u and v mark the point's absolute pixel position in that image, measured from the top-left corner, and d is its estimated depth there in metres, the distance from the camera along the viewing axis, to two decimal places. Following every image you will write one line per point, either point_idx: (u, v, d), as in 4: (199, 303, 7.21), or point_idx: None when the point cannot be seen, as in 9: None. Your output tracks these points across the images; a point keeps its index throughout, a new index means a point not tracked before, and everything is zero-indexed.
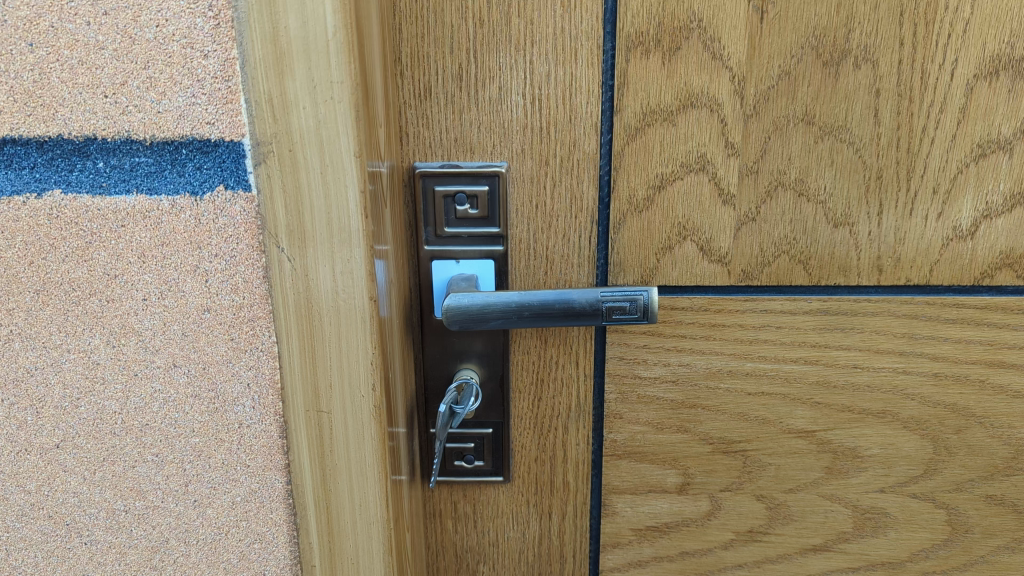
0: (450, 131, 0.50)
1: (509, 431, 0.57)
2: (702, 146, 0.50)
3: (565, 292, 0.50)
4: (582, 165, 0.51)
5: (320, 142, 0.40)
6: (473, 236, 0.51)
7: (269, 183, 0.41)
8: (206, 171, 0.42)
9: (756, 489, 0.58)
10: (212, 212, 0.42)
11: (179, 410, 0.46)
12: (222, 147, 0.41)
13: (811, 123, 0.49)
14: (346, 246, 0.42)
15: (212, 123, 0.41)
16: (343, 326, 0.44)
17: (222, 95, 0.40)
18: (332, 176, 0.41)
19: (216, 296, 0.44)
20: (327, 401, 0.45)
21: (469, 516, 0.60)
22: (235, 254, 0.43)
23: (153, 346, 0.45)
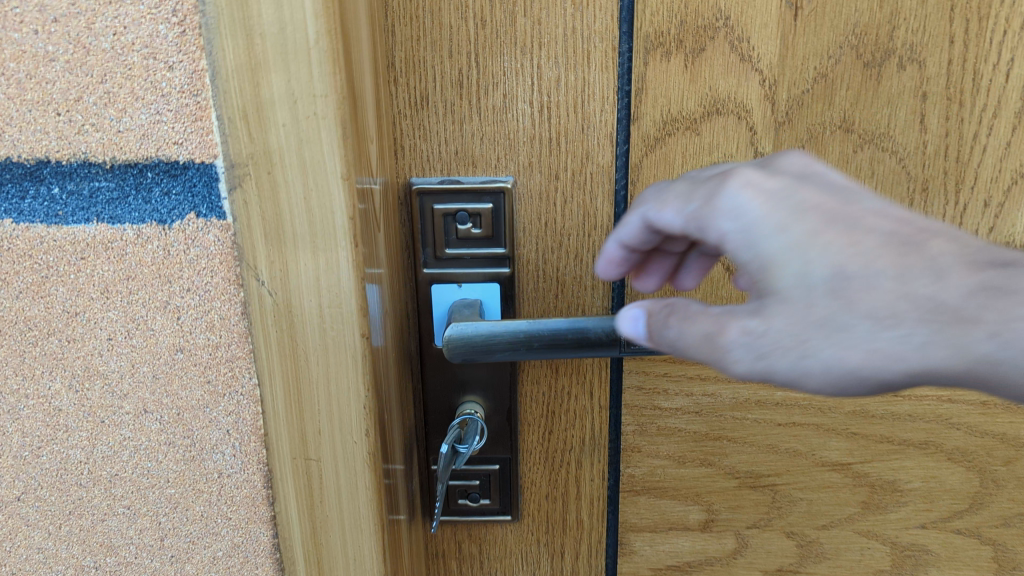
0: (450, 143, 0.45)
1: (518, 467, 0.52)
2: (729, 157, 0.45)
3: (580, 322, 0.44)
4: (595, 179, 0.46)
5: (303, 164, 0.35)
6: (476, 258, 0.46)
7: (246, 210, 0.36)
8: (176, 197, 0.37)
9: (786, 525, 0.54)
10: (183, 243, 0.38)
11: (152, 459, 0.42)
12: (192, 170, 0.36)
13: (849, 130, 0.44)
14: (334, 278, 0.37)
15: (181, 143, 0.36)
16: (332, 366, 0.38)
17: (190, 112, 0.35)
18: (316, 202, 0.35)
19: (190, 334, 0.39)
20: (315, 447, 0.40)
21: (475, 556, 0.55)
22: (210, 289, 0.38)
23: (121, 390, 0.40)
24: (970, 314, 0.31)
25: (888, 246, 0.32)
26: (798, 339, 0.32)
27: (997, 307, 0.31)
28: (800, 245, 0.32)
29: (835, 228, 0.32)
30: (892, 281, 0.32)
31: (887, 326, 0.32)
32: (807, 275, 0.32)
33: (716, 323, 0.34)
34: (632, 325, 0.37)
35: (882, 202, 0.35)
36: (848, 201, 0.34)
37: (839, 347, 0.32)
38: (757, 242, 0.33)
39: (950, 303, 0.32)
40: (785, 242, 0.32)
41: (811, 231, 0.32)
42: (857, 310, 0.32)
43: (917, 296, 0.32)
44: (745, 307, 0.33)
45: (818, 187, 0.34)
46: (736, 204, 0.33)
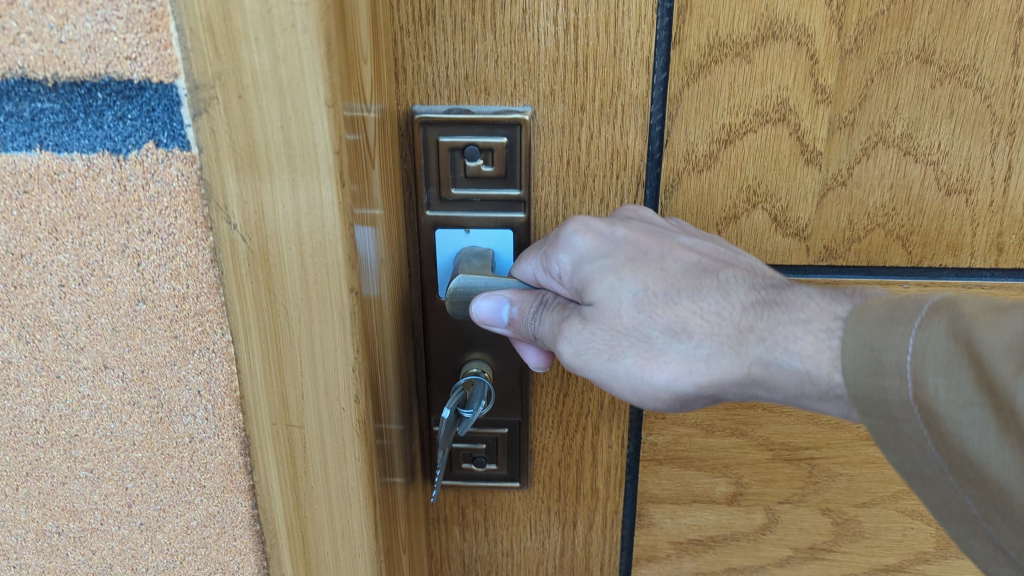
0: (460, 65, 0.39)
1: (529, 430, 0.47)
2: (784, 90, 0.39)
3: (529, 266, 0.38)
4: (627, 112, 0.39)
5: (279, 85, 0.28)
6: (487, 200, 0.41)
7: (214, 140, 0.30)
8: (132, 122, 0.31)
9: (822, 501, 0.49)
10: (141, 178, 0.32)
11: (115, 420, 0.37)
12: (149, 91, 0.30)
13: (928, 61, 0.38)
14: (316, 223, 0.30)
15: (134, 58, 0.30)
16: (316, 322, 0.32)
17: (144, 20, 0.29)
18: (296, 132, 0.29)
19: (153, 284, 0.34)
20: (298, 413, 0.35)
21: (480, 522, 0.51)
22: (174, 233, 0.33)
23: (77, 343, 0.36)
24: (750, 326, 0.33)
25: (691, 275, 0.34)
26: (608, 344, 0.34)
27: (766, 318, 0.33)
28: (619, 268, 0.35)
29: (648, 256, 0.35)
30: (690, 300, 0.34)
31: (681, 340, 0.34)
32: (618, 293, 0.34)
33: (560, 320, 0.36)
34: (494, 312, 0.38)
35: (699, 241, 0.37)
36: (664, 237, 0.36)
37: (642, 360, 0.34)
38: (583, 268, 0.35)
39: (733, 319, 0.33)
40: (600, 269, 0.35)
41: (624, 262, 0.35)
42: (657, 324, 0.34)
43: (710, 317, 0.33)
44: (579, 311, 0.35)
45: (642, 224, 0.36)
46: (570, 239, 0.36)
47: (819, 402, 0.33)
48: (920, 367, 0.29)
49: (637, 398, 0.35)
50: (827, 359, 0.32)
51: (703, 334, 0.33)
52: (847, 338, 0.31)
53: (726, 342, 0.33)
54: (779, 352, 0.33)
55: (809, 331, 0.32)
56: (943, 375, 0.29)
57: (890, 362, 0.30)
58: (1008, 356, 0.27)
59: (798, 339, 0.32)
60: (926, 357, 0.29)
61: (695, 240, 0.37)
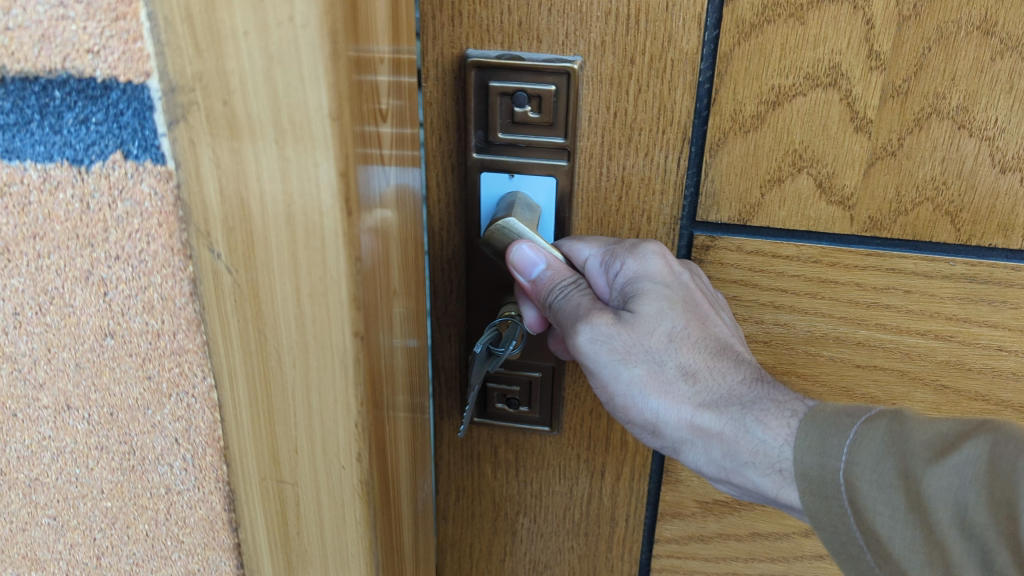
0: (515, 12, 0.40)
1: (563, 378, 0.48)
2: (837, 54, 0.38)
3: (592, 266, 0.41)
4: (677, 67, 0.40)
5: (274, 87, 0.27)
6: (533, 146, 0.42)
7: (192, 152, 0.29)
8: (97, 129, 0.31)
9: None
10: (107, 194, 0.32)
11: (81, 465, 0.38)
12: (115, 91, 0.29)
13: (989, 33, 0.37)
14: (317, 248, 0.29)
15: (95, 52, 0.29)
16: (313, 348, 0.31)
17: (109, 6, 0.28)
18: (291, 143, 0.28)
19: (122, 316, 0.34)
20: (287, 438, 0.34)
21: (511, 463, 0.53)
22: (145, 260, 0.32)
23: (35, 379, 0.36)
24: (745, 398, 0.38)
25: (720, 344, 0.39)
26: (626, 349, 0.38)
27: (762, 393, 0.38)
28: (672, 298, 0.39)
29: (700, 302, 0.39)
30: (709, 354, 0.38)
31: (688, 382, 0.38)
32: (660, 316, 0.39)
33: (590, 308, 0.39)
34: (529, 266, 0.40)
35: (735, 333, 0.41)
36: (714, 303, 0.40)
37: (645, 372, 0.38)
38: (641, 282, 0.39)
39: (735, 387, 0.38)
40: (658, 288, 0.39)
41: (680, 296, 0.39)
42: (676, 359, 0.38)
43: (719, 376, 0.38)
44: (614, 312, 0.39)
45: (701, 281, 0.41)
46: (645, 258, 0.40)
47: (761, 475, 0.37)
48: (857, 450, 0.35)
49: (619, 404, 0.40)
50: (784, 433, 0.37)
51: (704, 385, 0.38)
52: (816, 414, 0.36)
53: (717, 401, 0.38)
54: (751, 420, 0.37)
55: (780, 410, 0.37)
56: (873, 460, 0.34)
57: (833, 443, 0.35)
58: (925, 450, 0.34)
59: (771, 416, 0.37)
60: (861, 446, 0.35)
61: (732, 329, 0.41)
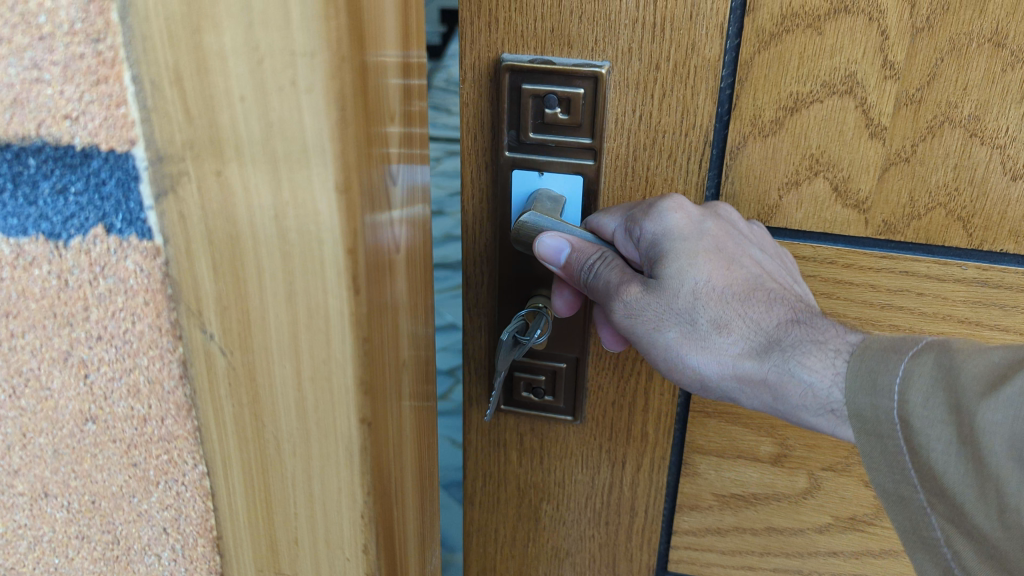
0: (547, 19, 0.42)
1: (587, 369, 0.51)
2: (853, 63, 0.40)
3: (619, 240, 0.43)
4: (700, 74, 0.42)
5: (273, 161, 0.26)
6: (561, 146, 0.44)
7: (182, 226, 0.28)
8: (76, 200, 0.28)
9: (865, 473, 0.51)
10: (88, 270, 0.29)
11: (61, 554, 0.35)
12: (96, 159, 0.27)
13: (1000, 45, 0.39)
14: (317, 316, 0.28)
15: (76, 118, 0.27)
16: (317, 413, 0.29)
17: (88, 68, 0.26)
18: (293, 218, 0.26)
19: (105, 400, 0.31)
20: (285, 516, 0.32)
21: (536, 451, 0.55)
22: (130, 341, 0.30)
23: (11, 466, 0.34)
24: (780, 341, 0.39)
25: (749, 288, 0.40)
26: (658, 315, 0.40)
27: (798, 333, 0.38)
28: (695, 252, 0.40)
29: (728, 248, 0.40)
30: (740, 303, 0.40)
31: (723, 334, 0.40)
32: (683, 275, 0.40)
33: (620, 282, 0.41)
34: (552, 253, 0.43)
35: (772, 268, 0.41)
36: (741, 242, 0.41)
37: (679, 334, 0.40)
38: (663, 242, 0.41)
39: (771, 331, 0.39)
40: (679, 246, 0.40)
41: (698, 251, 0.40)
42: (706, 314, 0.40)
43: (752, 322, 0.39)
44: (640, 279, 0.41)
45: (727, 224, 0.41)
46: (661, 216, 0.41)
47: (816, 417, 0.38)
48: (906, 386, 0.34)
49: (665, 367, 0.42)
50: (829, 376, 0.37)
51: (739, 334, 0.39)
52: (858, 358, 0.36)
53: (757, 348, 0.39)
54: (793, 363, 0.38)
55: (822, 350, 0.37)
56: (923, 395, 0.33)
57: (884, 382, 0.35)
58: (976, 382, 0.32)
59: (813, 357, 0.37)
60: (912, 382, 0.34)
61: (769, 263, 0.41)
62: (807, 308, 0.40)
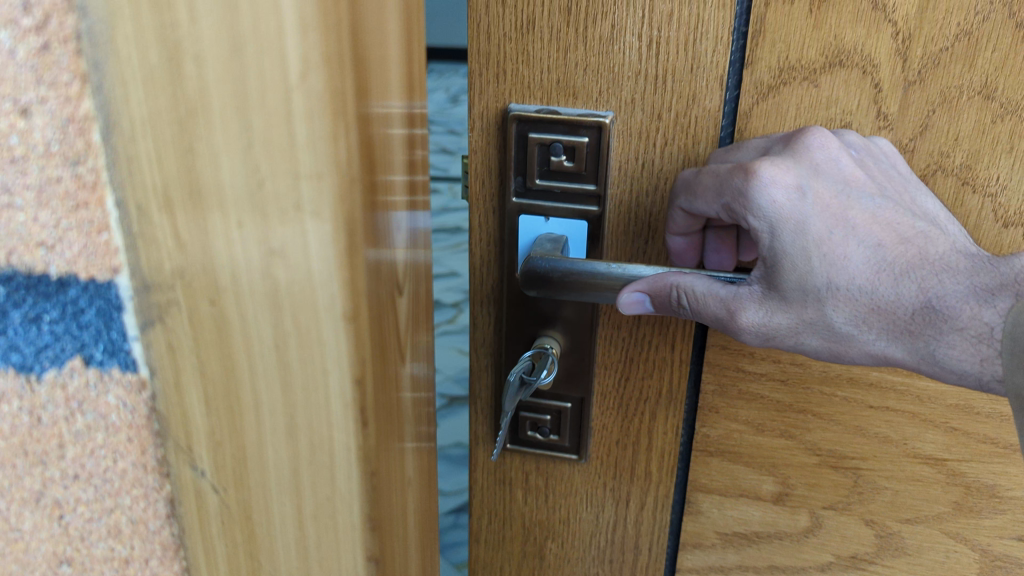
0: (553, 71, 0.44)
1: (591, 409, 0.52)
2: (848, 114, 0.42)
3: (643, 270, 0.43)
4: (700, 123, 0.43)
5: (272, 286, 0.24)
6: (567, 192, 0.46)
7: (170, 357, 0.26)
8: (51, 329, 0.26)
9: (865, 512, 0.51)
10: (63, 406, 0.27)
11: None
12: (75, 287, 0.25)
13: (989, 98, 0.40)
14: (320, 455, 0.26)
15: (51, 246, 0.25)
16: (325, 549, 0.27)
17: (66, 193, 0.24)
18: (294, 349, 0.25)
19: (81, 541, 0.29)
20: None
21: (541, 489, 0.56)
22: (111, 479, 0.28)
23: None
24: (921, 325, 0.39)
25: (873, 267, 0.39)
26: (790, 326, 0.41)
27: (933, 316, 0.39)
28: (808, 252, 0.39)
29: (834, 239, 0.39)
30: (868, 295, 0.39)
31: (861, 330, 0.40)
32: (808, 284, 0.39)
33: (735, 302, 0.41)
34: (639, 307, 0.43)
35: (884, 206, 0.40)
36: (849, 205, 0.39)
37: (816, 337, 0.41)
38: (777, 243, 0.40)
39: (909, 314, 0.39)
40: (796, 247, 0.39)
41: (815, 244, 0.39)
42: (840, 314, 0.40)
43: (887, 311, 0.39)
44: (755, 292, 0.41)
45: (825, 183, 0.39)
46: (763, 207, 0.39)
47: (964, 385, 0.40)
48: None
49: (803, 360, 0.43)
50: (988, 367, 0.38)
51: (876, 325, 0.40)
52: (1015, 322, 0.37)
53: (894, 336, 0.40)
54: (935, 348, 0.39)
55: (966, 335, 0.38)
56: None
57: None
58: None
59: (959, 347, 0.39)
60: None
61: (882, 204, 0.40)
62: (930, 264, 0.39)
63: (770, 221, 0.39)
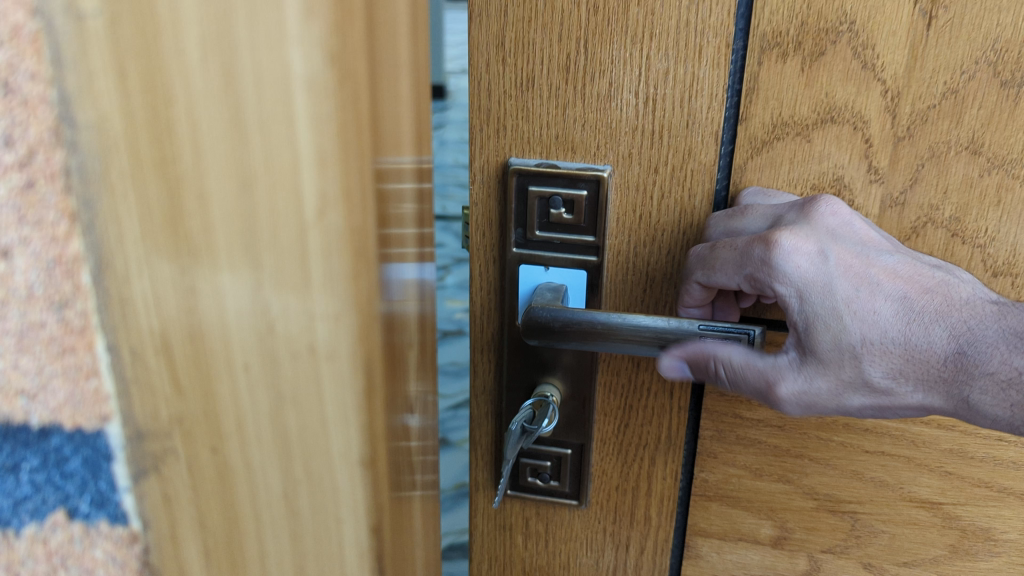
0: (552, 126, 0.45)
1: (590, 455, 0.52)
2: (840, 168, 0.43)
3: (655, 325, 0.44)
4: (696, 176, 0.45)
5: (308, 343, 0.23)
6: (565, 243, 0.47)
7: (168, 513, 0.25)
8: (31, 480, 0.23)
9: (863, 556, 0.52)
10: (44, 562, 0.24)
11: None
12: (59, 436, 0.22)
13: (976, 153, 0.41)
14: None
15: (35, 395, 0.22)
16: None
17: (51, 338, 0.22)
18: (305, 496, 0.24)
19: None
20: None
21: (541, 535, 0.56)
22: None
23: None
24: (956, 372, 0.40)
25: (900, 320, 0.40)
26: (831, 387, 0.41)
27: (966, 363, 0.39)
28: (838, 310, 0.40)
29: (861, 297, 0.40)
30: (903, 347, 0.40)
31: (900, 382, 0.40)
32: (843, 342, 0.40)
33: (774, 368, 0.41)
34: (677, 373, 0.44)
35: (901, 260, 0.41)
36: (869, 261, 0.40)
37: (859, 396, 0.41)
38: (806, 304, 0.40)
39: (942, 362, 0.40)
40: (825, 308, 0.40)
41: (842, 304, 0.40)
42: (877, 368, 0.40)
43: (920, 359, 0.40)
44: (792, 350, 0.41)
45: (843, 245, 0.40)
46: (787, 271, 0.40)
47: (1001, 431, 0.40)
48: None
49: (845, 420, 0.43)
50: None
51: (911, 374, 0.40)
52: None
53: (929, 386, 0.40)
54: (968, 394, 0.40)
55: (996, 382, 0.39)
56: None
57: None
58: None
59: (992, 394, 0.39)
60: None
61: (900, 258, 0.40)
62: (954, 309, 0.40)
63: (797, 282, 0.40)
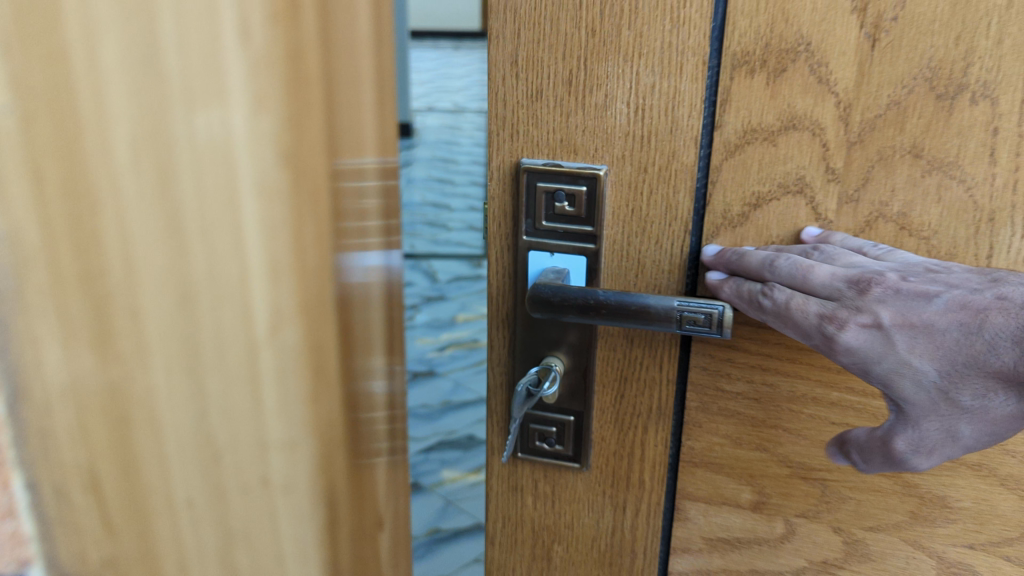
0: (557, 132, 0.53)
1: (590, 422, 0.60)
2: (802, 169, 0.50)
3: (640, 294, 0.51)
4: (679, 175, 0.52)
5: (250, 365, 0.37)
6: (568, 233, 0.55)
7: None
8: None
9: (833, 520, 0.58)
10: None
11: None
12: None
13: (918, 156, 0.48)
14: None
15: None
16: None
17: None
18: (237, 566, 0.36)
19: None
20: None
21: (548, 496, 0.63)
22: None
23: None
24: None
25: (959, 349, 0.42)
26: (938, 427, 0.44)
27: None
28: (903, 364, 0.44)
29: (915, 345, 0.43)
30: (977, 367, 0.42)
31: (993, 397, 0.42)
32: (923, 386, 0.43)
33: (888, 433, 0.46)
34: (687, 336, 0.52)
35: (949, 293, 0.43)
36: (914, 308, 0.43)
37: (969, 424, 0.43)
38: (873, 369, 0.45)
39: (1013, 370, 0.41)
40: (891, 367, 0.44)
41: (904, 358, 0.43)
42: (964, 395, 0.42)
43: (994, 371, 0.41)
44: (897, 407, 0.45)
45: (884, 306, 0.44)
46: (848, 348, 0.45)
47: None
48: None
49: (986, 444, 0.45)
50: None
51: (994, 388, 0.42)
52: None
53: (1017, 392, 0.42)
54: None
55: None
56: None
57: None
58: None
59: None
60: None
61: (949, 291, 0.43)
62: (1008, 320, 0.41)
63: (860, 350, 0.45)
